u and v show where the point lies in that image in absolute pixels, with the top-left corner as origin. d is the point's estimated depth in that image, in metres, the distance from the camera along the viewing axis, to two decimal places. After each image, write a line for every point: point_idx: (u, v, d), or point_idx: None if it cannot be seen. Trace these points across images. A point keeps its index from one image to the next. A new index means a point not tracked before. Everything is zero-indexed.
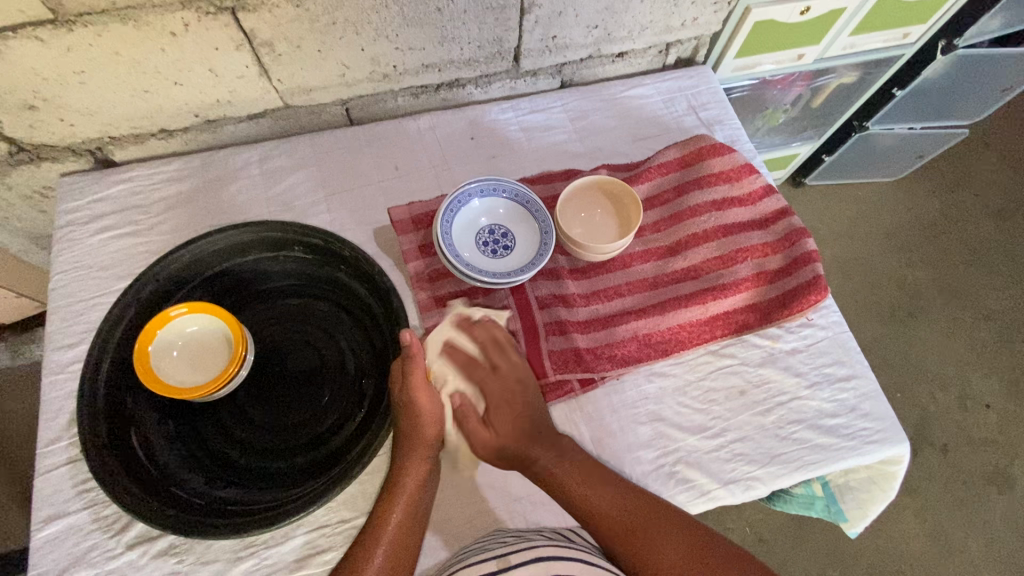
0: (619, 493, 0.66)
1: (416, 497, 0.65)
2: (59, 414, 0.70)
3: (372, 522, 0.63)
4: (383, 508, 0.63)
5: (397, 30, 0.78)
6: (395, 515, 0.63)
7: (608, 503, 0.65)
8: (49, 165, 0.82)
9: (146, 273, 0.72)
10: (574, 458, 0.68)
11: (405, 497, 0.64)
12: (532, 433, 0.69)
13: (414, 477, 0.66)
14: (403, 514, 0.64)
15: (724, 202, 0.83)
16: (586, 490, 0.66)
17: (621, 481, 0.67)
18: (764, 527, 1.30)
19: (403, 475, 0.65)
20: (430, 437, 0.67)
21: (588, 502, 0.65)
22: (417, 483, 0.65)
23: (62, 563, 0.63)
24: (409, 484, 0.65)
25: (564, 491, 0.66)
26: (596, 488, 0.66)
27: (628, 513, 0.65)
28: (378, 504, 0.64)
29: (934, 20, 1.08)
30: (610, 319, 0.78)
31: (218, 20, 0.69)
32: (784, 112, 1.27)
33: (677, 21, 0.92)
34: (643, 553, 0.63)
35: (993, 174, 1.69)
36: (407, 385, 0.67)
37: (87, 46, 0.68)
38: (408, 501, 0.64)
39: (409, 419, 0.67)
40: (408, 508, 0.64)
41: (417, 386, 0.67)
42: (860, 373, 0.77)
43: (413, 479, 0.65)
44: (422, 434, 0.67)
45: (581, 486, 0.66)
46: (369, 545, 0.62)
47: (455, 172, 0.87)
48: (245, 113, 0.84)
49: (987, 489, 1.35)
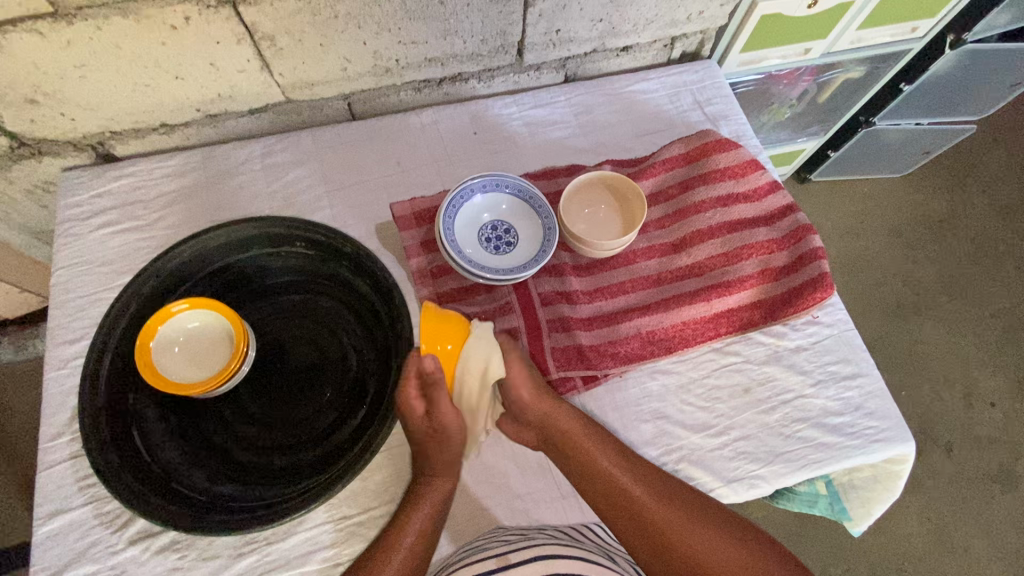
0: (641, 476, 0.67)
1: (439, 504, 0.65)
2: (60, 409, 0.69)
3: (394, 524, 0.64)
4: (405, 512, 0.64)
5: (399, 24, 0.77)
6: (414, 523, 0.63)
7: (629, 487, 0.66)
8: (51, 160, 0.82)
9: (146, 269, 0.72)
10: (597, 432, 0.69)
11: (429, 504, 0.64)
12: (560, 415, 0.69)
13: (438, 486, 0.66)
14: (422, 522, 0.64)
15: (730, 198, 0.82)
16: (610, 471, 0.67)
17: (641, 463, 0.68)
18: (767, 525, 1.30)
19: (428, 482, 0.65)
20: (449, 454, 0.67)
21: (609, 480, 0.66)
22: (440, 493, 0.65)
23: (65, 558, 0.63)
24: (433, 493, 0.65)
25: (584, 475, 0.67)
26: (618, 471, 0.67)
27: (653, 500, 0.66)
28: (399, 511, 0.64)
29: (944, 14, 1.07)
30: (613, 316, 0.77)
31: (219, 14, 0.69)
32: (790, 108, 1.26)
33: (682, 15, 0.91)
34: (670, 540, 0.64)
35: (1001, 170, 1.68)
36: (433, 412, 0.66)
37: (87, 39, 0.67)
38: (431, 510, 0.64)
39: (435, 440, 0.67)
40: (431, 513, 0.64)
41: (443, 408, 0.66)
42: (866, 371, 0.77)
43: (437, 486, 0.65)
44: (444, 449, 0.67)
45: (605, 462, 0.67)
46: (390, 545, 0.62)
47: (457, 168, 0.86)
48: (246, 107, 0.84)
49: (991, 488, 1.34)
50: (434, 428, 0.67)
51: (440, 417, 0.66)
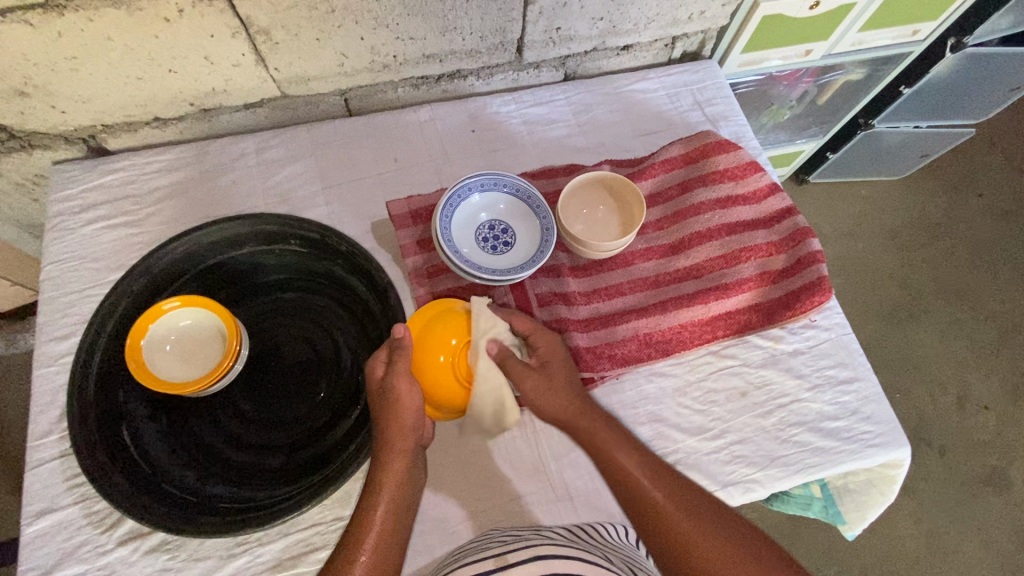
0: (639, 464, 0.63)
1: (398, 495, 0.62)
2: (49, 408, 0.68)
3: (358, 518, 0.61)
4: (365, 504, 0.61)
5: (397, 19, 0.76)
6: (377, 515, 0.60)
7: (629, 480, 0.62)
8: (41, 153, 0.80)
9: (137, 266, 0.71)
10: (619, 433, 0.65)
11: (390, 492, 0.62)
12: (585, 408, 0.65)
13: (395, 473, 0.62)
14: (386, 514, 0.61)
15: (729, 200, 0.81)
16: (621, 461, 0.62)
17: (644, 450, 0.65)
18: (760, 526, 1.31)
19: (385, 468, 0.62)
20: (409, 426, 0.64)
21: (624, 473, 0.62)
22: (399, 476, 0.63)
23: (53, 558, 0.63)
24: (391, 480, 0.62)
25: (618, 474, 0.62)
26: (627, 456, 0.63)
27: (647, 485, 0.61)
28: (361, 503, 0.62)
29: (945, 17, 1.06)
30: (610, 317, 0.76)
31: (213, 7, 0.67)
32: (789, 109, 1.26)
33: (684, 15, 0.90)
34: (658, 521, 0.59)
35: (999, 173, 1.68)
36: (390, 372, 0.65)
37: (77, 31, 0.66)
38: (393, 495, 0.62)
39: (386, 407, 0.64)
40: (392, 505, 0.61)
41: (400, 374, 0.64)
42: (862, 376, 0.76)
43: (393, 476, 0.62)
44: (401, 423, 0.64)
45: (623, 457, 0.63)
46: (354, 546, 0.59)
47: (454, 166, 0.86)
48: (241, 102, 0.83)
49: (983, 491, 1.34)
50: (385, 391, 0.64)
51: (396, 383, 0.64)
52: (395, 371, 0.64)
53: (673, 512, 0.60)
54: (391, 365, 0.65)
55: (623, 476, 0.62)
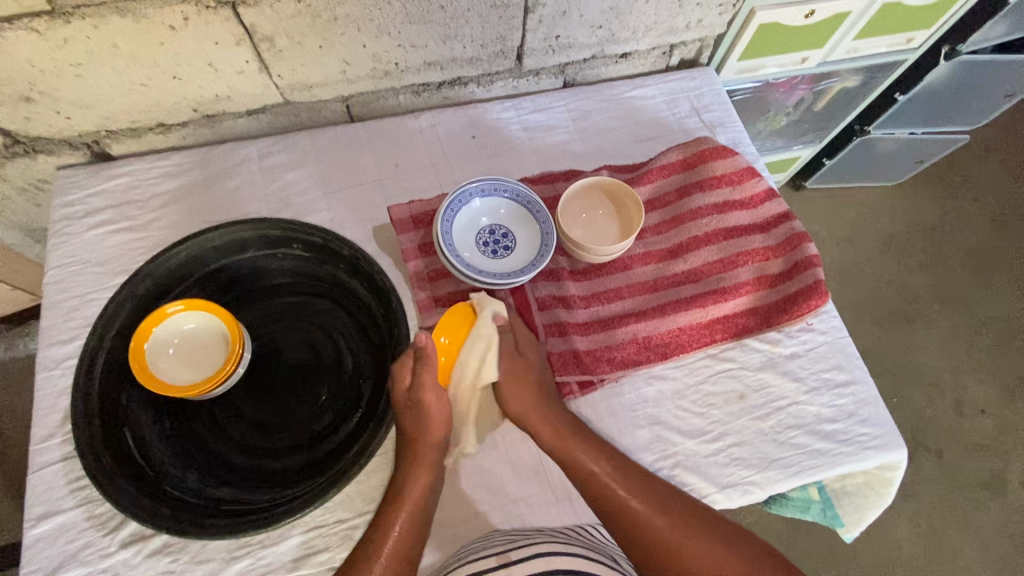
0: (613, 474, 0.67)
1: (419, 506, 0.64)
2: (51, 411, 0.69)
3: (378, 523, 0.63)
4: (387, 511, 0.63)
5: (399, 27, 0.77)
6: (396, 527, 0.62)
7: (605, 493, 0.66)
8: (44, 158, 0.81)
9: (142, 270, 0.72)
10: (593, 440, 0.69)
11: (410, 501, 0.64)
12: (546, 389, 0.71)
13: (418, 485, 0.65)
14: (405, 524, 0.63)
15: (725, 205, 0.83)
16: (593, 472, 0.66)
17: (617, 457, 0.68)
18: (759, 530, 1.31)
19: (408, 479, 0.65)
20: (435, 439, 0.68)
21: (599, 485, 0.66)
22: (422, 487, 0.65)
23: (55, 561, 0.63)
24: (414, 490, 0.64)
25: (592, 488, 0.66)
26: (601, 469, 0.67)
27: (625, 495, 0.65)
28: (381, 511, 0.64)
29: (938, 26, 1.08)
30: (609, 321, 0.77)
31: (218, 15, 0.68)
32: (786, 116, 1.28)
33: (682, 22, 0.91)
34: (638, 529, 0.64)
35: (994, 180, 1.69)
36: (415, 384, 0.67)
37: (83, 37, 0.66)
38: (413, 506, 0.64)
39: (413, 419, 0.67)
40: (412, 515, 0.64)
41: (427, 385, 0.67)
42: (859, 379, 0.77)
43: (416, 486, 0.65)
44: (427, 432, 0.67)
45: (595, 468, 0.67)
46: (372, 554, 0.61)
47: (455, 171, 0.87)
48: (244, 108, 0.84)
49: (980, 494, 1.35)
50: (412, 403, 0.67)
51: (423, 395, 0.67)
52: (422, 384, 0.67)
53: (660, 524, 0.63)
54: (417, 377, 0.68)
55: (596, 487, 0.66)
